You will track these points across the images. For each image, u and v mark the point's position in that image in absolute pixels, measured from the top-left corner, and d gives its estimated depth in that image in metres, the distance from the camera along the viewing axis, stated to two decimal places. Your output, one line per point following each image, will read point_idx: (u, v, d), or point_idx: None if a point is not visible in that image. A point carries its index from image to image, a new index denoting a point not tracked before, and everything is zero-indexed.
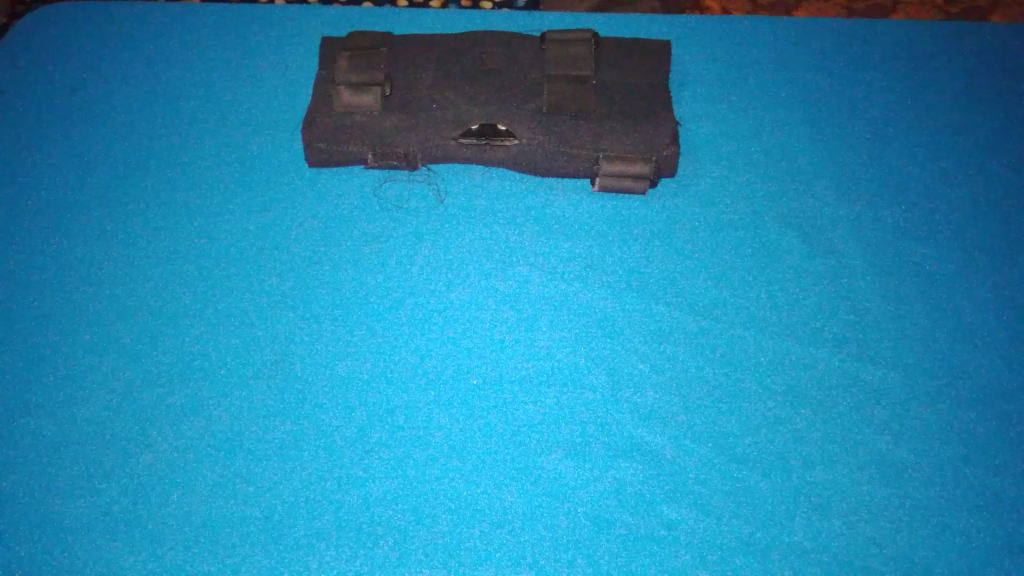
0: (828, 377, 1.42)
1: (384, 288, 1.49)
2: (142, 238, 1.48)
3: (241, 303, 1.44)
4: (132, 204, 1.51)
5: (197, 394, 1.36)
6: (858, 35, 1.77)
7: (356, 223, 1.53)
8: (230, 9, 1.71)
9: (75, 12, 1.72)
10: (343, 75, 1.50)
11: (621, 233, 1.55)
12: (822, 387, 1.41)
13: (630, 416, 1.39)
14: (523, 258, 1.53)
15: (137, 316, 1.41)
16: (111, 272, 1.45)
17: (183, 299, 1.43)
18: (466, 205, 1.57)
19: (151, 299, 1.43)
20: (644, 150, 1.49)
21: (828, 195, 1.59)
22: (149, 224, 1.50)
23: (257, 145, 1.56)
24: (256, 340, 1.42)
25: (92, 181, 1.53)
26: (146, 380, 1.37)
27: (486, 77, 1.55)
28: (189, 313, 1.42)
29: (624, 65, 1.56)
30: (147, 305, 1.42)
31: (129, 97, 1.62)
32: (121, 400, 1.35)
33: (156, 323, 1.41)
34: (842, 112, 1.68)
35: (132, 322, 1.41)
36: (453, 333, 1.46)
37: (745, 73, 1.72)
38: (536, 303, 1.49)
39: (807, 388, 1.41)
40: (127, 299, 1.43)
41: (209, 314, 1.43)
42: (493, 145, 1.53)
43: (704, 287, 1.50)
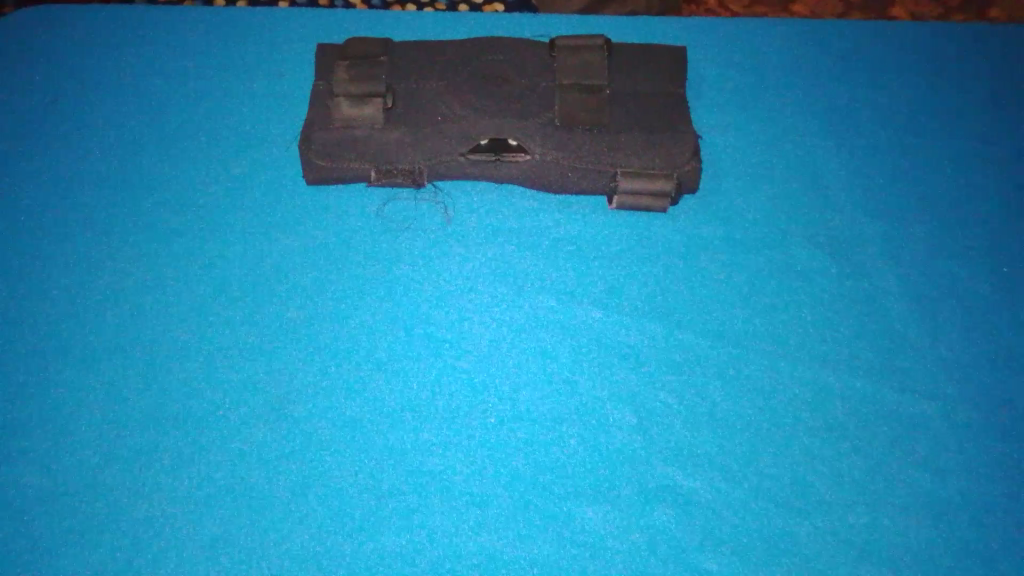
0: (845, 413, 1.36)
1: (393, 315, 1.41)
2: (143, 270, 1.45)
3: (239, 332, 1.39)
4: (132, 234, 1.49)
5: (191, 434, 1.32)
6: (874, 41, 1.72)
7: (362, 245, 1.48)
8: (233, 22, 1.70)
9: (63, 27, 1.69)
10: (342, 85, 1.45)
11: (639, 254, 1.48)
12: (839, 424, 1.35)
13: (658, 459, 1.31)
14: (541, 283, 1.44)
15: (136, 352, 1.38)
16: (111, 307, 1.42)
17: (184, 333, 1.40)
18: (477, 225, 1.50)
19: (149, 332, 1.40)
20: (667, 165, 1.43)
21: (856, 214, 1.53)
22: (155, 253, 1.47)
23: (265, 165, 1.55)
24: (253, 372, 1.36)
25: (98, 211, 1.51)
26: (142, 422, 1.33)
27: (494, 88, 1.49)
28: (184, 346, 1.39)
29: (637, 74, 1.51)
30: (146, 339, 1.39)
31: (125, 120, 1.60)
32: (114, 442, 1.32)
33: (155, 359, 1.38)
34: (864, 124, 1.63)
35: (132, 360, 1.38)
36: (468, 364, 1.38)
37: (763, 83, 1.66)
38: (555, 331, 1.40)
39: (827, 423, 1.35)
40: (127, 336, 1.40)
41: (206, 345, 1.39)
42: (504, 161, 1.47)
43: (726, 312, 1.43)
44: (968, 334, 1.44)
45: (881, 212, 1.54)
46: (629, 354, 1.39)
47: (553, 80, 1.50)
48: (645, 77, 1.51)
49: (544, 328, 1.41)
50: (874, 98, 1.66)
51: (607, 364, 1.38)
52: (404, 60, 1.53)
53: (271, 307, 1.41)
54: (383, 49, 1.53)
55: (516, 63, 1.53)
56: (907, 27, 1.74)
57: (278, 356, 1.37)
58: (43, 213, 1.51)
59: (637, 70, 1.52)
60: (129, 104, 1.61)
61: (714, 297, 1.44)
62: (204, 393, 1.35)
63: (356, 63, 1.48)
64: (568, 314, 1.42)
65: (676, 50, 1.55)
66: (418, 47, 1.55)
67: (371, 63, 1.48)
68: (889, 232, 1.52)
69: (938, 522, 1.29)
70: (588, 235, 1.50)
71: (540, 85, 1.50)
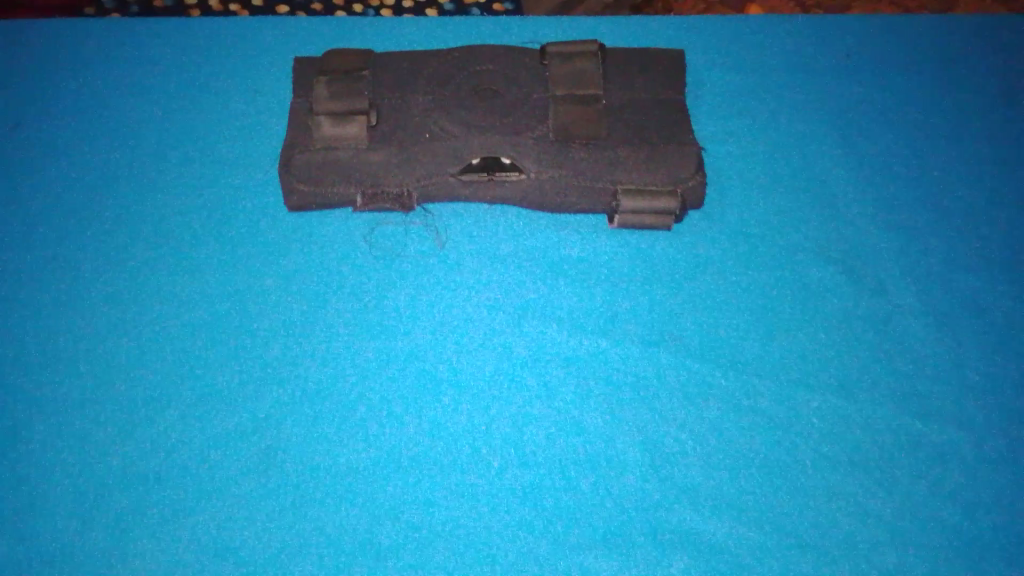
0: (863, 444, 1.31)
1: (387, 351, 1.33)
2: (119, 311, 1.36)
3: (224, 375, 1.31)
4: (107, 272, 1.40)
5: (175, 492, 1.24)
6: (877, 36, 1.66)
7: (350, 276, 1.39)
8: (208, 39, 1.62)
9: (28, 50, 1.60)
10: (323, 104, 1.38)
11: (643, 275, 1.40)
12: (857, 455, 1.30)
13: (673, 501, 1.25)
14: (542, 313, 1.36)
15: (113, 398, 1.30)
16: (83, 350, 1.34)
17: (164, 377, 1.31)
18: (472, 249, 1.42)
19: (128, 380, 1.31)
20: (668, 181, 1.36)
21: (868, 227, 1.46)
22: (132, 292, 1.38)
23: (246, 193, 1.47)
24: (240, 419, 1.28)
25: (67, 245, 1.42)
26: (123, 478, 1.25)
27: (484, 101, 1.42)
28: (166, 393, 1.30)
29: (634, 82, 1.44)
30: (124, 387, 1.31)
31: (96, 149, 1.51)
32: (93, 504, 1.23)
33: (133, 406, 1.29)
34: (871, 127, 1.57)
35: (109, 410, 1.29)
36: (468, 402, 1.30)
37: (765, 85, 1.59)
38: (560, 364, 1.33)
39: (845, 456, 1.30)
40: (101, 381, 1.31)
41: (188, 392, 1.30)
42: (498, 180, 1.38)
43: (736, 337, 1.36)
44: (988, 349, 1.38)
45: (893, 222, 1.47)
46: (637, 386, 1.32)
47: (545, 91, 1.43)
48: (642, 84, 1.44)
49: (547, 361, 1.33)
50: (879, 99, 1.59)
51: (614, 397, 1.31)
52: (388, 73, 1.45)
53: (255, 345, 1.33)
54: (366, 62, 1.45)
55: (507, 73, 1.45)
56: (909, 24, 1.68)
57: (266, 398, 1.29)
58: (9, 250, 1.42)
59: (633, 78, 1.45)
60: (98, 129, 1.53)
61: (723, 319, 1.37)
62: (187, 442, 1.27)
63: (337, 78, 1.41)
64: (573, 345, 1.34)
65: (674, 54, 1.48)
66: (402, 58, 1.48)
67: (354, 79, 1.41)
68: (903, 245, 1.46)
69: (967, 556, 1.24)
70: (588, 257, 1.42)
71: (533, 97, 1.43)
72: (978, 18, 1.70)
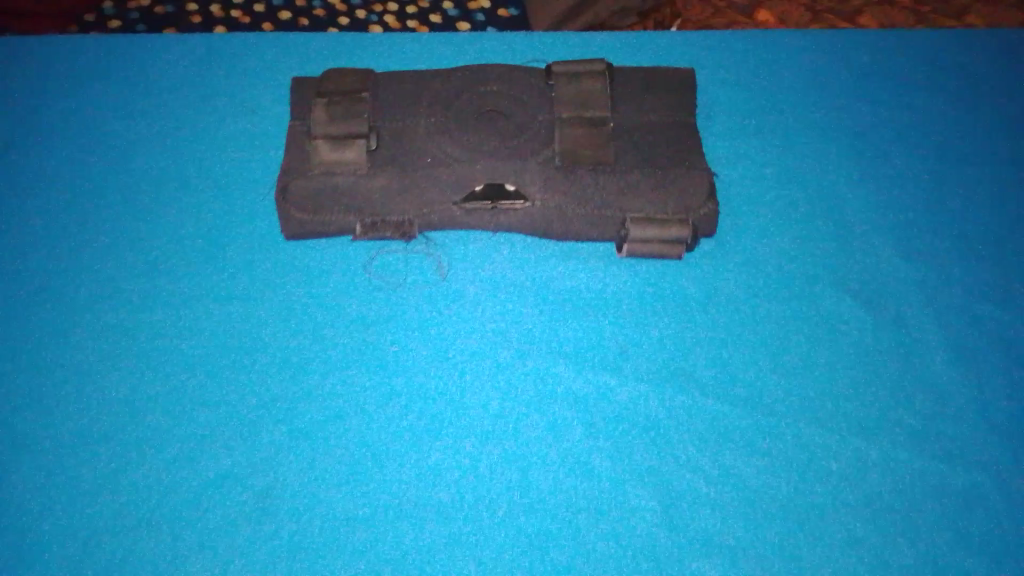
0: (894, 486, 1.19)
1: (385, 389, 1.26)
2: (106, 337, 1.31)
3: (211, 408, 1.24)
4: (95, 297, 1.34)
5: (151, 531, 1.15)
6: (892, 55, 1.61)
7: (346, 307, 1.33)
8: (208, 60, 1.59)
9: (27, 71, 1.59)
10: (321, 128, 1.34)
11: (653, 306, 1.33)
12: (888, 499, 1.18)
13: (688, 550, 1.14)
14: (547, 348, 1.29)
15: (92, 434, 1.23)
16: (63, 385, 1.27)
17: (149, 408, 1.24)
18: (475, 279, 1.35)
19: (111, 410, 1.24)
20: (678, 209, 1.31)
21: (888, 252, 1.39)
22: (119, 318, 1.32)
23: (241, 219, 1.42)
24: (225, 454, 1.20)
25: (49, 274, 1.36)
26: (98, 513, 1.17)
27: (487, 124, 1.37)
28: (149, 425, 1.23)
29: (643, 104, 1.39)
30: (106, 417, 1.24)
31: (89, 171, 1.47)
32: (64, 541, 1.15)
33: (113, 444, 1.22)
34: (889, 146, 1.50)
35: (89, 441, 1.22)
36: (470, 444, 1.21)
37: (777, 106, 1.53)
38: (566, 402, 1.24)
39: (875, 499, 1.18)
40: (79, 417, 1.24)
41: (174, 425, 1.23)
42: (501, 209, 1.34)
43: (754, 370, 1.27)
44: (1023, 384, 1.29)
45: (913, 249, 1.39)
46: (648, 425, 1.23)
47: (551, 112, 1.38)
48: (651, 105, 1.39)
49: (552, 399, 1.24)
50: (896, 119, 1.53)
51: (624, 437, 1.22)
52: (389, 95, 1.40)
53: (242, 384, 1.26)
54: (365, 84, 1.41)
55: (511, 93, 1.40)
56: (924, 44, 1.64)
57: (257, 440, 1.22)
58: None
59: (643, 99, 1.40)
60: (88, 155, 1.49)
61: (737, 354, 1.28)
62: (168, 477, 1.19)
63: (335, 101, 1.37)
64: (580, 383, 1.26)
65: (684, 73, 1.43)
66: (403, 79, 1.43)
67: (353, 102, 1.37)
68: (924, 273, 1.37)
69: None
70: (596, 288, 1.35)
71: (538, 118, 1.38)
72: (998, 39, 1.65)
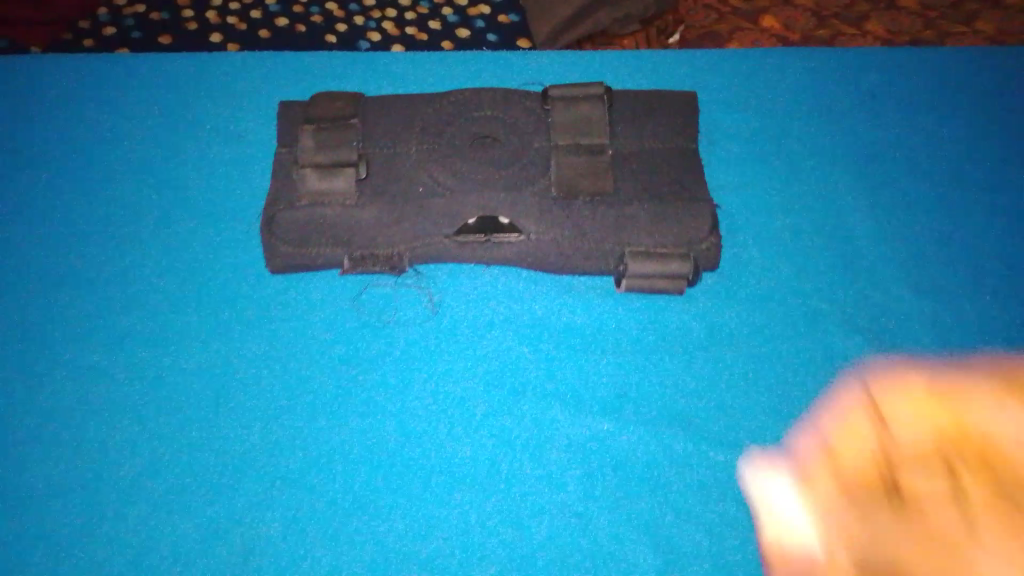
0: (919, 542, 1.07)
1: (370, 434, 1.17)
2: (77, 367, 1.23)
3: (184, 444, 1.16)
4: (68, 324, 1.27)
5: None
6: (900, 79, 1.57)
7: (331, 344, 1.25)
8: (198, 84, 1.55)
9: (10, 91, 1.54)
10: (309, 156, 1.29)
11: (654, 346, 1.26)
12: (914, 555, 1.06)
13: None
14: (542, 391, 1.21)
15: (56, 469, 1.14)
16: (30, 419, 1.18)
17: (117, 443, 1.16)
18: (469, 317, 1.29)
19: (76, 445, 1.16)
20: (680, 243, 1.26)
21: (898, 287, 1.33)
22: (91, 348, 1.25)
23: (224, 248, 1.35)
24: (194, 497, 1.11)
25: (23, 302, 1.29)
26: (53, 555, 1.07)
27: (482, 152, 1.32)
28: (116, 462, 1.15)
29: (643, 131, 1.34)
30: (72, 453, 1.15)
31: (68, 193, 1.41)
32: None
33: (81, 485, 1.13)
34: (898, 172, 1.45)
35: (52, 475, 1.14)
36: (459, 494, 1.12)
37: (783, 130, 1.48)
38: (563, 451, 1.16)
39: (899, 557, 1.06)
40: (46, 455, 1.15)
41: (141, 463, 1.14)
42: (495, 242, 1.29)
43: (758, 416, 1.19)
44: None
45: (923, 286, 1.33)
46: (649, 474, 1.14)
47: (548, 139, 1.33)
48: (652, 132, 1.34)
49: (548, 447, 1.16)
50: (906, 146, 1.48)
51: (623, 487, 1.13)
52: (380, 120, 1.35)
53: (222, 424, 1.17)
54: (356, 108, 1.36)
55: (506, 118, 1.35)
56: (933, 68, 1.59)
57: (239, 485, 1.12)
58: None
59: (643, 124, 1.35)
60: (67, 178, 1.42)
61: (745, 395, 1.21)
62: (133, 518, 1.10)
63: (323, 127, 1.32)
64: (578, 430, 1.18)
65: (687, 96, 1.39)
66: (395, 103, 1.38)
67: (342, 128, 1.31)
68: (936, 310, 1.30)
69: None
70: (595, 325, 1.28)
71: (535, 146, 1.33)
72: (1010, 64, 1.61)
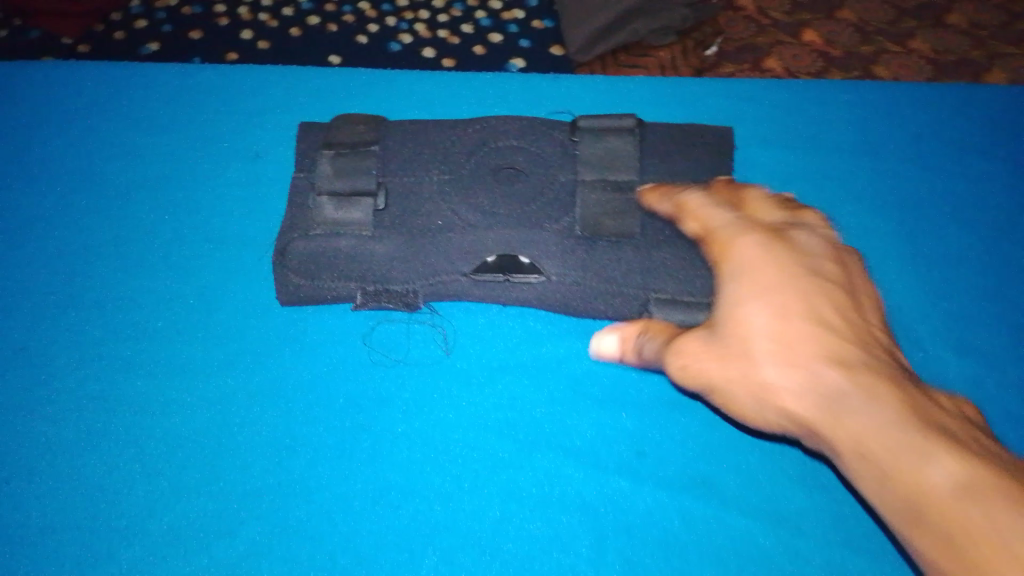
0: None
1: (375, 483, 1.10)
2: (76, 395, 1.18)
3: (182, 485, 1.11)
4: (68, 347, 1.22)
5: None
6: (948, 119, 1.49)
7: (337, 383, 1.18)
8: (211, 87, 1.47)
9: (22, 91, 1.48)
10: (326, 181, 1.24)
11: (676, 399, 1.17)
12: None
13: None
14: (558, 444, 1.13)
15: (50, 507, 1.10)
16: (28, 449, 1.15)
17: (114, 481, 1.12)
18: (481, 359, 1.21)
19: (72, 482, 1.12)
20: (709, 291, 1.19)
21: (938, 347, 1.25)
22: (90, 374, 1.20)
23: (229, 268, 1.28)
24: (190, 545, 1.07)
25: (24, 322, 1.24)
26: None
27: (505, 184, 1.26)
28: (112, 502, 1.10)
29: (674, 168, 1.28)
30: (68, 490, 1.11)
31: (73, 203, 1.35)
32: None
33: (75, 525, 1.09)
34: (943, 222, 1.38)
35: (47, 513, 1.10)
36: (464, 555, 1.05)
37: (823, 169, 1.41)
38: (575, 512, 1.08)
39: None
40: (42, 490, 1.11)
41: (137, 504, 1.10)
42: (515, 283, 1.24)
43: (786, 481, 1.11)
44: None
45: (963, 347, 1.25)
46: (667, 542, 1.06)
47: (574, 173, 1.27)
48: (683, 170, 1.28)
49: (561, 506, 1.09)
50: (949, 194, 1.41)
51: (639, 555, 1.05)
52: (400, 146, 1.30)
53: (223, 464, 1.12)
54: (377, 133, 1.30)
55: (532, 148, 1.29)
56: (983, 110, 1.51)
57: (237, 536, 1.07)
58: None
59: (674, 160, 1.29)
60: (73, 191, 1.37)
61: (768, 460, 1.13)
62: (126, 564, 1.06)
63: (342, 152, 1.26)
64: (593, 488, 1.10)
65: (723, 131, 1.32)
66: (417, 128, 1.32)
67: (361, 155, 1.26)
68: (975, 374, 1.22)
69: None
70: (614, 372, 1.20)
71: (559, 179, 1.26)
72: None
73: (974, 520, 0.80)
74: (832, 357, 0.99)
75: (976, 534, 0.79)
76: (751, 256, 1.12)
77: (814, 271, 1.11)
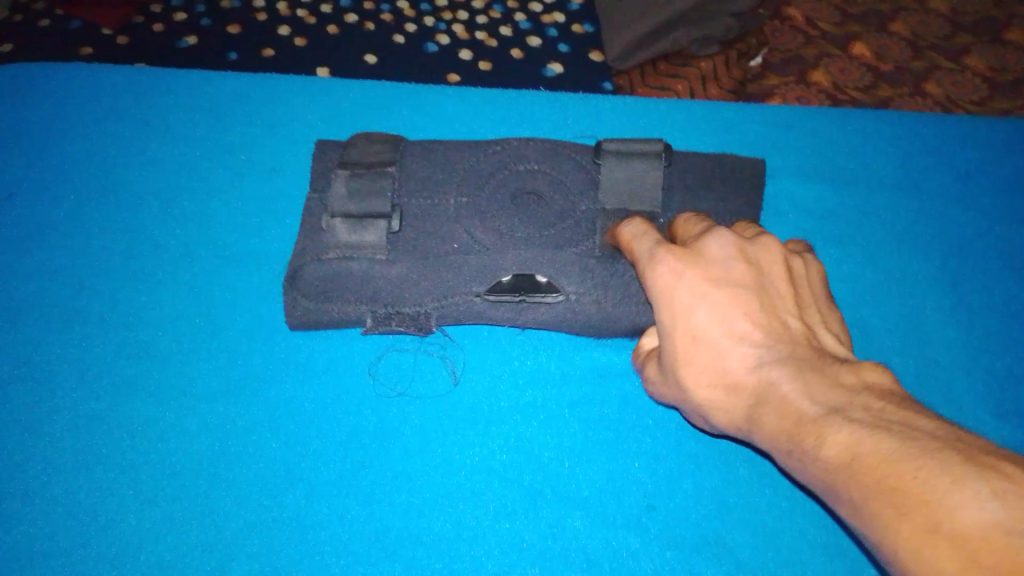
0: None
1: (373, 526, 1.06)
2: (78, 412, 1.15)
3: (176, 514, 1.08)
4: (74, 362, 1.19)
5: None
6: (1000, 156, 1.41)
7: (340, 414, 1.14)
8: (233, 97, 1.44)
9: (42, 91, 1.45)
10: (338, 205, 1.18)
11: (693, 450, 1.12)
12: None
13: None
14: (565, 492, 1.08)
15: (44, 529, 1.07)
16: (26, 466, 1.12)
17: (109, 506, 1.09)
18: (490, 395, 1.16)
19: (67, 504, 1.09)
20: None
21: (978, 403, 1.17)
22: (92, 392, 1.17)
23: (238, 288, 1.25)
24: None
25: (32, 334, 1.22)
26: None
27: (525, 210, 1.21)
28: (105, 527, 1.07)
29: (703, 199, 1.21)
30: (62, 512, 1.08)
31: (86, 211, 1.33)
32: None
33: (66, 549, 1.06)
34: (989, 267, 1.30)
35: (40, 536, 1.07)
36: None
37: (862, 205, 1.34)
38: (580, 567, 1.04)
39: None
40: (37, 511, 1.09)
41: (131, 531, 1.07)
42: (531, 303, 1.17)
43: (805, 545, 1.06)
44: None
45: (1005, 407, 1.17)
46: None
47: (596, 201, 1.21)
48: (713, 201, 1.21)
49: (565, 561, 1.04)
50: (998, 238, 1.32)
51: None
52: (418, 166, 1.25)
53: (221, 493, 1.09)
54: (394, 151, 1.26)
55: (554, 174, 1.23)
56: None
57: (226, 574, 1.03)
58: None
59: (703, 190, 1.22)
60: (87, 199, 1.34)
61: (787, 523, 1.07)
62: None
63: (356, 170, 1.21)
64: (599, 542, 1.05)
65: (754, 162, 1.26)
66: (437, 146, 1.28)
67: (377, 176, 1.21)
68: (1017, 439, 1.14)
69: None
70: (630, 415, 1.14)
71: (582, 208, 1.21)
72: None
73: (901, 483, 0.64)
74: (752, 363, 0.84)
75: (905, 490, 0.63)
76: (669, 273, 0.89)
77: (739, 280, 0.88)
